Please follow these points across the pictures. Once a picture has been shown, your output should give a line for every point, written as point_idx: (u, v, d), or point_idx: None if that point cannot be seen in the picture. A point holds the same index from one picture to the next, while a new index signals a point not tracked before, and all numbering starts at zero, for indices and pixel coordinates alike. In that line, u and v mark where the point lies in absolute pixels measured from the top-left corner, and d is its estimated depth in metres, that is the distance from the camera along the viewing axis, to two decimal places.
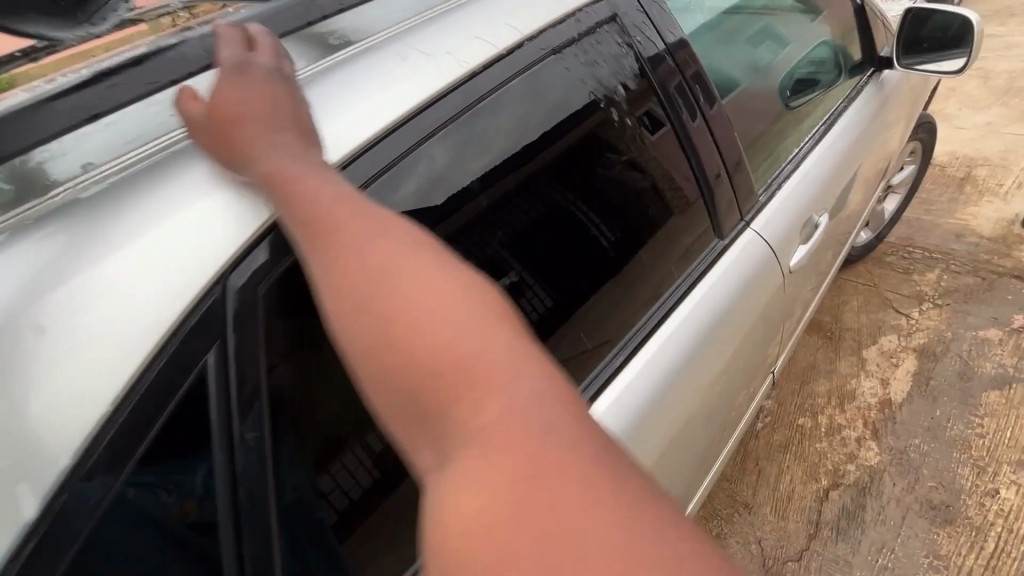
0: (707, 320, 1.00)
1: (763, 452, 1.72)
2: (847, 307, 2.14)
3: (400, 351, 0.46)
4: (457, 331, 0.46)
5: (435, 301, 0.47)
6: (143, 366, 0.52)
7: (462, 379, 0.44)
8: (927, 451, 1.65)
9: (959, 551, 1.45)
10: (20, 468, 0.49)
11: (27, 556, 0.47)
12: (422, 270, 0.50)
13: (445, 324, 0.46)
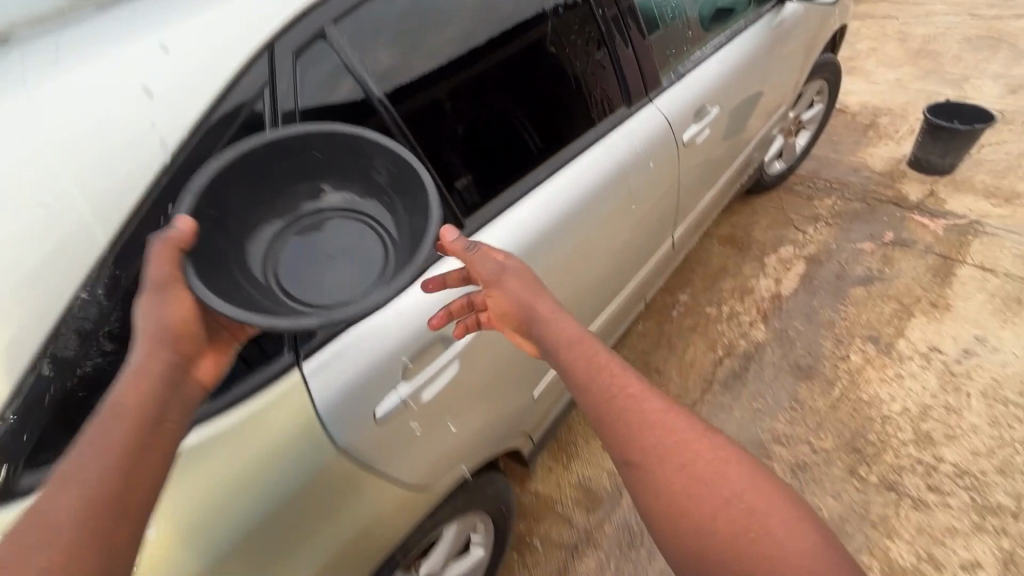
0: (607, 167, 1.20)
1: (676, 332, 2.08)
2: (757, 224, 2.50)
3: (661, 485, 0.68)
4: (689, 457, 0.69)
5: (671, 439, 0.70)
6: (179, 146, 0.68)
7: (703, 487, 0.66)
8: (802, 330, 2.04)
9: (814, 397, 1.84)
10: (76, 228, 0.63)
11: (66, 315, 0.62)
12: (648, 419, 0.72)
13: (681, 456, 0.69)
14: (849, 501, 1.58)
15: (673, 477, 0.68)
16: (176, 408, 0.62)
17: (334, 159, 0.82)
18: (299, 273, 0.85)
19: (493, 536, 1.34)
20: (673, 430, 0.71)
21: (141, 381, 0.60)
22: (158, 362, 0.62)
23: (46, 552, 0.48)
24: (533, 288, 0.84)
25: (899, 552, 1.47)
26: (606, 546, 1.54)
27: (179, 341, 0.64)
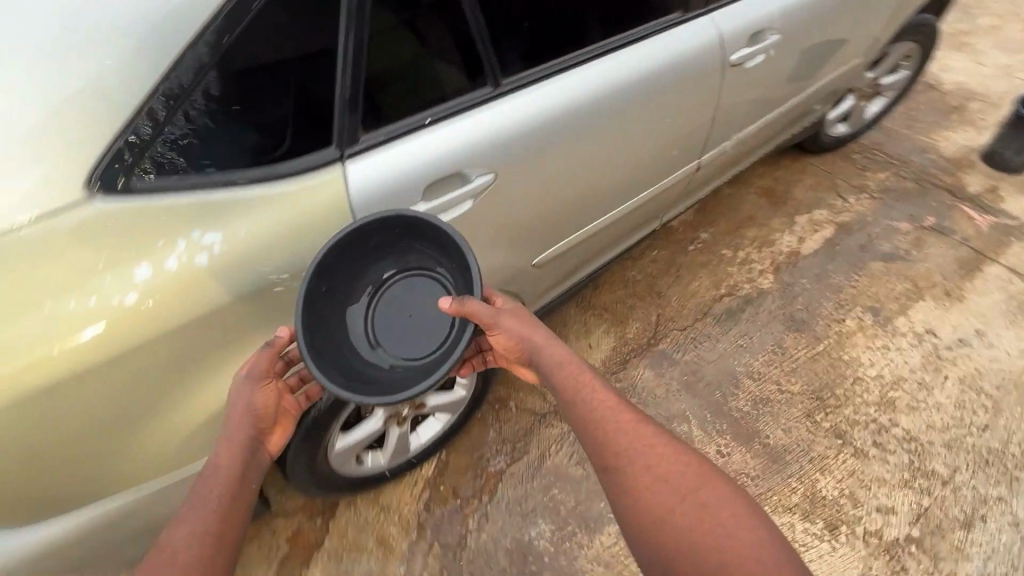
0: (647, 65, 1.24)
1: (687, 264, 2.18)
2: (800, 183, 2.48)
3: (631, 482, 0.85)
4: (654, 460, 0.86)
5: (639, 444, 0.88)
6: None
7: (667, 486, 0.83)
8: (808, 288, 2.11)
9: (797, 346, 1.95)
10: (177, 20, 0.76)
11: (160, 87, 0.76)
12: (622, 428, 0.90)
13: (647, 458, 0.86)
14: (797, 437, 1.74)
15: (640, 475, 0.85)
16: (253, 471, 0.87)
17: (410, 233, 0.97)
18: (393, 330, 1.04)
19: (477, 384, 1.55)
20: (643, 439, 0.88)
21: (234, 453, 0.85)
22: (244, 435, 0.87)
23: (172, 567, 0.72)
24: (528, 324, 1.00)
25: (825, 485, 1.65)
26: None
27: (258, 422, 0.90)
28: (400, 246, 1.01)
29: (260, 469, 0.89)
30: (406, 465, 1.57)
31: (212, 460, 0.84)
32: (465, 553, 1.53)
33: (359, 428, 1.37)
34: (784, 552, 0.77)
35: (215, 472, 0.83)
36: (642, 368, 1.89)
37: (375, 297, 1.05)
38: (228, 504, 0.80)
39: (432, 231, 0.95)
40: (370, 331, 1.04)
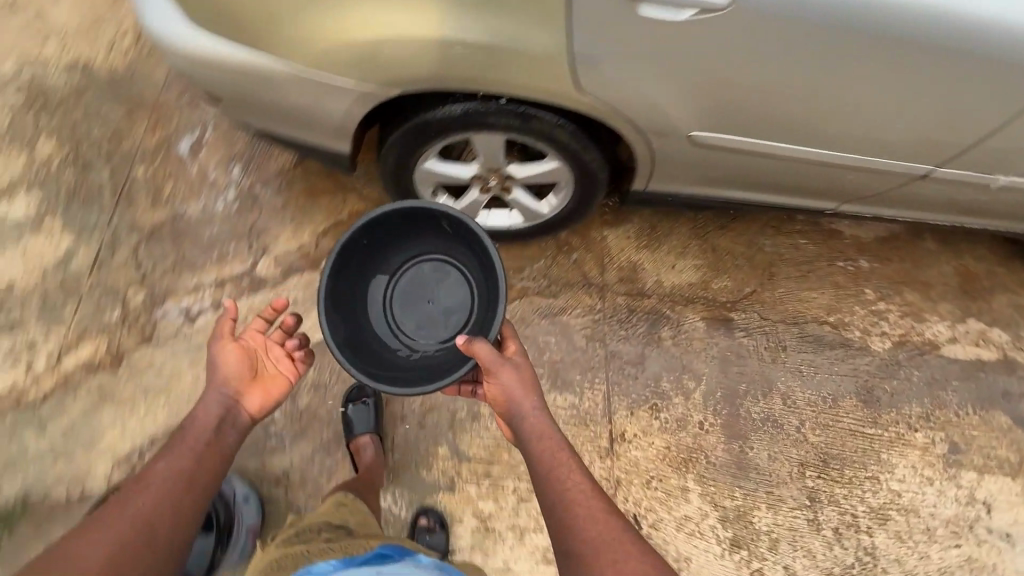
0: (969, 13, 0.99)
1: (820, 272, 1.95)
2: (1013, 293, 2.02)
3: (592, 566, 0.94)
4: (613, 547, 0.96)
5: (599, 527, 0.99)
6: None
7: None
8: (911, 380, 1.86)
9: (847, 413, 1.80)
10: None
11: None
12: (587, 509, 1.02)
13: (610, 544, 0.96)
14: (775, 469, 1.70)
15: (600, 563, 0.94)
16: (228, 425, 1.06)
17: (449, 231, 1.26)
18: (405, 303, 1.37)
19: (560, 211, 1.58)
20: (611, 536, 0.98)
21: (212, 407, 1.05)
22: (220, 396, 1.08)
23: (133, 502, 0.90)
24: (527, 386, 1.17)
25: (760, 518, 1.65)
26: (605, 305, 1.80)
27: (233, 381, 1.11)
28: (440, 241, 1.32)
29: (238, 428, 1.08)
30: None
31: (195, 409, 1.06)
32: None
33: (449, 163, 1.47)
34: None
35: (195, 421, 1.03)
36: (696, 317, 1.83)
37: (397, 272, 1.36)
38: (205, 454, 1.00)
39: (469, 237, 1.22)
40: (387, 296, 1.36)
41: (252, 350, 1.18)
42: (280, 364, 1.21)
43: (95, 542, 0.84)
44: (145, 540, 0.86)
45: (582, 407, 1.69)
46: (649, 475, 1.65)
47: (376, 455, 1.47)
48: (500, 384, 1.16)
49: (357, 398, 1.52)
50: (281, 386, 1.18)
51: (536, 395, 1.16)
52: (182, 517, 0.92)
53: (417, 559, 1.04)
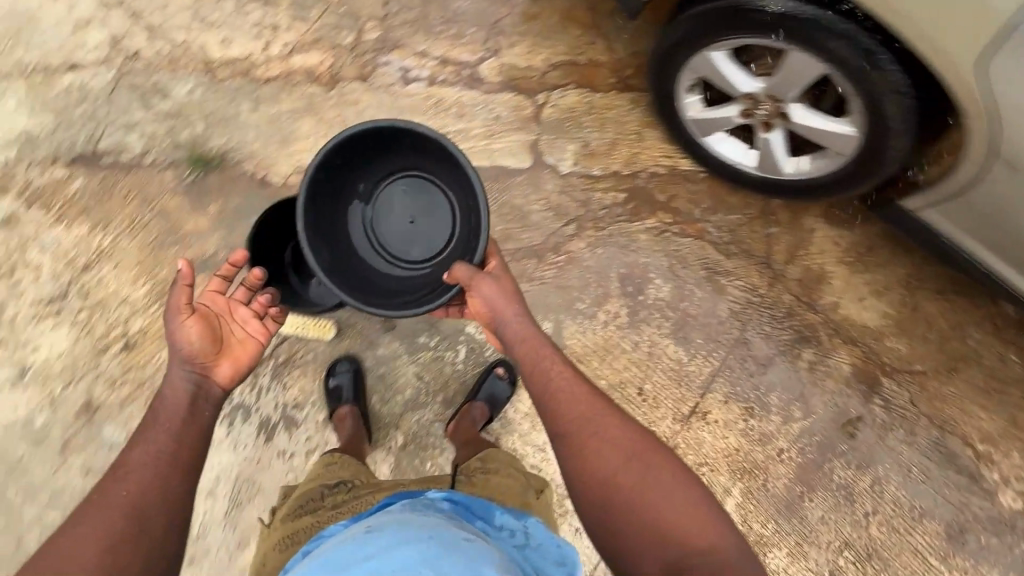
0: None
1: (1006, 398, 1.66)
2: None
3: (579, 451, 1.00)
4: (599, 430, 1.02)
5: (585, 414, 1.04)
6: None
7: (614, 455, 0.99)
8: (1015, 552, 1.63)
9: (923, 534, 1.64)
10: None
11: None
12: (574, 397, 1.06)
13: (596, 428, 1.02)
14: (818, 530, 1.61)
15: (587, 444, 1.00)
16: (201, 402, 0.96)
17: (416, 144, 1.18)
18: (386, 224, 1.31)
19: (810, 179, 1.38)
20: (595, 413, 1.03)
21: (181, 386, 0.95)
22: (183, 372, 0.96)
23: (122, 486, 0.84)
24: (507, 291, 1.16)
25: (774, 560, 1.59)
26: (768, 293, 1.64)
27: (196, 357, 0.98)
28: (420, 163, 1.24)
29: (214, 403, 0.97)
30: (685, 139, 1.53)
31: (163, 386, 0.96)
32: (623, 224, 1.60)
33: (737, 65, 1.27)
34: (713, 506, 0.96)
35: (165, 399, 0.94)
36: (845, 359, 1.65)
37: (373, 196, 1.29)
38: (182, 432, 0.91)
39: (442, 148, 1.14)
40: (367, 220, 1.30)
41: (214, 315, 1.04)
42: (248, 325, 1.07)
43: (80, 536, 0.79)
44: (127, 537, 0.80)
45: (687, 367, 1.60)
46: (704, 460, 1.59)
47: (355, 428, 1.42)
48: (481, 296, 1.13)
49: (337, 366, 1.48)
50: (252, 351, 1.05)
51: (516, 295, 1.16)
52: (166, 500, 0.85)
53: (421, 497, 0.98)
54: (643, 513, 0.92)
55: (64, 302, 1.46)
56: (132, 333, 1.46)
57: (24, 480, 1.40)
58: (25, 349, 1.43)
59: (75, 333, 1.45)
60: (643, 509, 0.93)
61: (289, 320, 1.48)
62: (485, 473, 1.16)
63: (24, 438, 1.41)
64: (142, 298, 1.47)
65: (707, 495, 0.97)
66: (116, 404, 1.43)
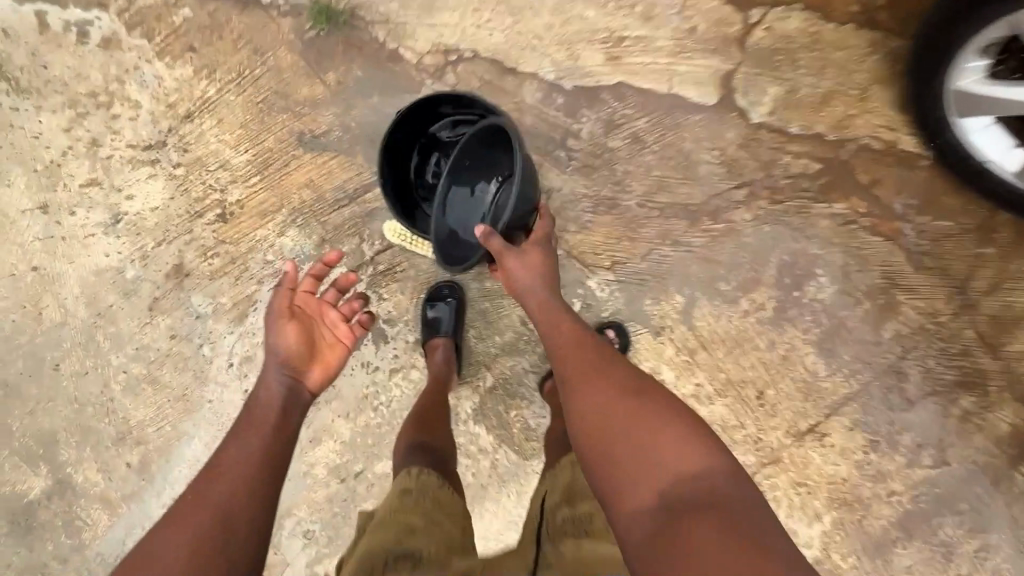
0: None
1: None
2: None
3: (585, 423, 0.87)
4: (606, 393, 0.88)
5: (593, 378, 0.90)
6: None
7: (620, 422, 0.84)
8: None
9: None
10: None
11: None
12: (584, 358, 0.94)
13: (603, 392, 0.88)
14: None
15: (594, 413, 0.86)
16: (292, 408, 0.95)
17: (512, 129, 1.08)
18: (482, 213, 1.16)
19: None
20: (608, 376, 0.90)
21: (274, 388, 0.95)
22: (278, 374, 0.96)
23: (216, 497, 0.81)
24: (532, 256, 1.06)
25: None
26: (949, 324, 1.36)
27: (291, 358, 0.98)
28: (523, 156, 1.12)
29: (301, 410, 0.97)
30: (929, 118, 1.17)
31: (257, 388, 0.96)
32: (804, 202, 1.30)
33: None
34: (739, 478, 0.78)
35: (259, 404, 0.94)
36: (1009, 419, 1.39)
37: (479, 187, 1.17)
38: (273, 440, 0.89)
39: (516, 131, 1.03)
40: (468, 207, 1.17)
41: (309, 317, 1.03)
42: (338, 326, 1.06)
43: (178, 541, 0.77)
44: (213, 561, 0.76)
45: (820, 381, 1.38)
46: (803, 480, 1.43)
47: (445, 363, 1.30)
48: (505, 259, 1.04)
49: (438, 298, 1.32)
50: (342, 354, 1.04)
51: (540, 257, 1.07)
52: (251, 519, 0.81)
53: None
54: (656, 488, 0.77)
55: (161, 152, 1.31)
56: (229, 203, 1.32)
57: (113, 328, 1.37)
58: (118, 195, 1.32)
59: (171, 189, 1.32)
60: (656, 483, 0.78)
61: (395, 228, 1.32)
62: (579, 536, 0.95)
63: (114, 288, 1.35)
64: (244, 166, 1.31)
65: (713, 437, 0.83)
66: (206, 275, 1.34)
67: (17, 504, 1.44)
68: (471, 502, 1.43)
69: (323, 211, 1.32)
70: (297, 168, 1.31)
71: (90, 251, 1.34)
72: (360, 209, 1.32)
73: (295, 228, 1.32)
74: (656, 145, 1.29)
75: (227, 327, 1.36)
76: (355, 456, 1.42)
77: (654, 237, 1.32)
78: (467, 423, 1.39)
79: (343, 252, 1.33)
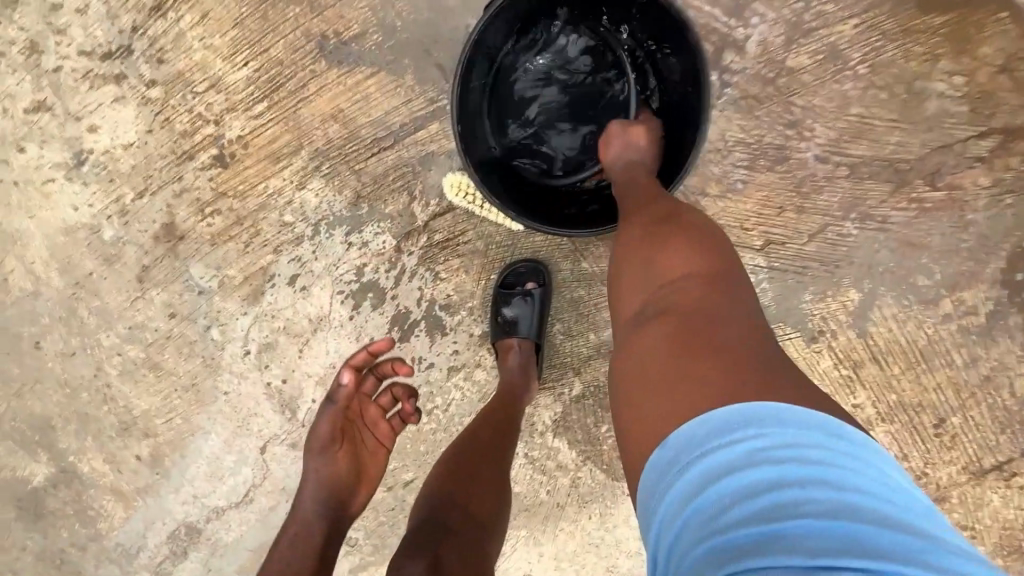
0: None
1: None
2: None
3: (621, 279, 0.65)
4: (651, 249, 0.63)
5: (640, 235, 0.66)
6: None
7: (663, 286, 0.60)
8: None
9: None
10: None
11: None
12: (631, 215, 0.70)
13: (649, 248, 0.64)
14: None
15: (632, 270, 0.64)
16: (335, 535, 0.84)
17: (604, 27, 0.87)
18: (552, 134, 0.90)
19: None
20: (658, 236, 0.64)
21: (311, 517, 0.84)
22: (317, 498, 0.85)
23: None
24: (633, 131, 0.81)
25: None
26: None
27: (337, 483, 0.87)
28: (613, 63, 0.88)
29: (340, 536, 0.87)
30: None
31: (297, 513, 0.85)
32: None
33: None
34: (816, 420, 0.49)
35: (297, 539, 0.82)
36: None
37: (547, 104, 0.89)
38: (301, 560, 0.79)
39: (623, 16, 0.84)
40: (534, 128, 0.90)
41: (353, 425, 0.91)
42: (382, 428, 0.93)
43: None
44: None
45: None
46: (972, 524, 1.11)
47: (527, 370, 0.98)
48: (610, 138, 0.82)
49: (515, 290, 0.97)
50: (382, 464, 0.92)
51: (645, 130, 0.82)
52: None
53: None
54: (677, 376, 0.52)
55: (128, 63, 0.92)
56: (228, 141, 0.95)
57: (97, 302, 1.07)
58: (77, 126, 0.95)
59: (147, 120, 0.94)
60: (680, 370, 0.52)
61: (460, 183, 0.96)
62: None
63: (91, 251, 1.03)
64: (244, 86, 0.92)
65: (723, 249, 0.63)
66: (205, 239, 1.00)
67: (19, 491, 1.24)
68: (542, 521, 1.16)
69: (357, 156, 0.94)
70: (322, 91, 0.92)
71: (53, 203, 1.00)
72: (410, 154, 0.94)
73: (322, 178, 0.95)
74: (859, 66, 0.84)
75: (238, 307, 1.04)
76: (403, 464, 1.14)
77: (834, 208, 0.90)
78: (544, 436, 1.10)
79: (386, 214, 0.97)
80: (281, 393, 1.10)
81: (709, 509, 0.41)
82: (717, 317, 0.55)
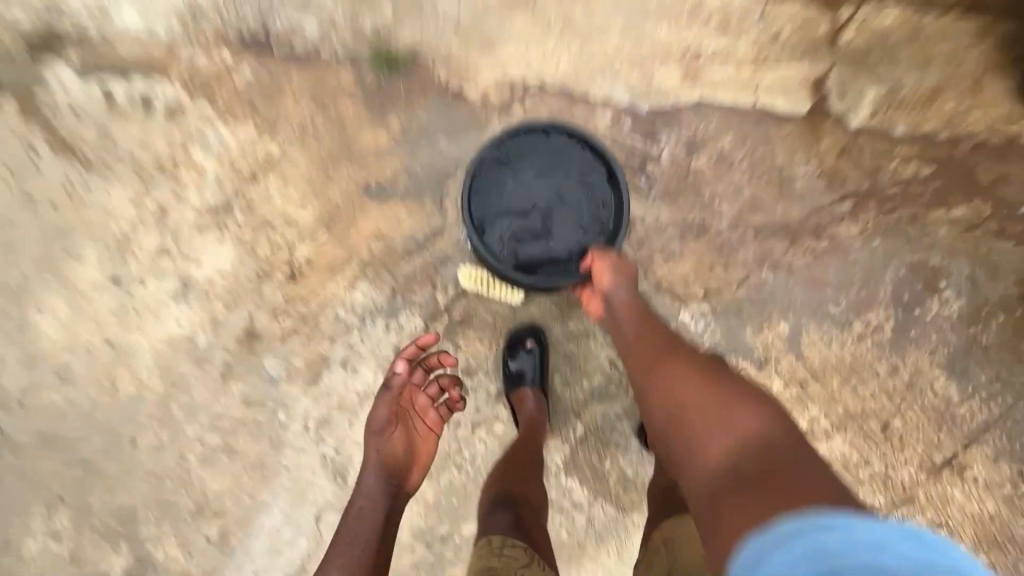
0: None
1: None
2: None
3: (651, 404, 0.83)
4: (671, 382, 0.81)
5: (662, 368, 0.84)
6: None
7: (684, 410, 0.77)
8: None
9: None
10: None
11: None
12: (652, 346, 0.89)
13: (670, 380, 0.82)
14: None
15: (660, 400, 0.81)
16: (394, 513, 1.08)
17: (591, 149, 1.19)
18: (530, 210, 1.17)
19: None
20: (675, 369, 0.82)
21: (375, 491, 1.08)
22: (378, 479, 1.09)
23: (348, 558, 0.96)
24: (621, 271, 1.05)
25: None
26: None
27: (390, 462, 1.12)
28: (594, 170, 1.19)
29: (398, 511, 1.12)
30: None
31: (365, 486, 1.09)
32: (918, 210, 1.18)
33: None
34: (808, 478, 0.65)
35: (365, 507, 1.05)
36: None
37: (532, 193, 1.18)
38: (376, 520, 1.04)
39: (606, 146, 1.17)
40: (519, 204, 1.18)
41: (408, 413, 1.19)
42: (430, 416, 1.22)
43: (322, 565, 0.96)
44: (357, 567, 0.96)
45: (955, 408, 1.22)
46: (948, 522, 1.24)
47: (536, 414, 1.21)
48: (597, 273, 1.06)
49: (519, 347, 1.24)
50: (431, 447, 1.19)
51: (624, 270, 1.05)
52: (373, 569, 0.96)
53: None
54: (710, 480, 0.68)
55: (228, 214, 1.28)
56: (298, 261, 1.28)
57: (187, 397, 1.33)
58: (187, 262, 1.29)
59: (238, 253, 1.29)
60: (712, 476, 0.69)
61: (471, 273, 1.26)
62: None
63: (187, 356, 1.31)
64: (311, 222, 1.28)
65: (774, 404, 0.75)
66: (277, 337, 1.29)
67: None
68: (567, 562, 1.29)
69: (392, 262, 1.27)
70: (365, 220, 1.27)
71: (163, 321, 1.31)
72: (431, 257, 1.27)
73: (367, 280, 1.27)
74: (742, 163, 1.20)
75: (301, 389, 1.30)
76: (439, 519, 1.30)
77: (750, 261, 1.21)
78: (559, 476, 1.28)
79: (416, 302, 1.27)
80: (334, 462, 1.32)
81: (824, 558, 0.50)
82: (732, 429, 0.72)
